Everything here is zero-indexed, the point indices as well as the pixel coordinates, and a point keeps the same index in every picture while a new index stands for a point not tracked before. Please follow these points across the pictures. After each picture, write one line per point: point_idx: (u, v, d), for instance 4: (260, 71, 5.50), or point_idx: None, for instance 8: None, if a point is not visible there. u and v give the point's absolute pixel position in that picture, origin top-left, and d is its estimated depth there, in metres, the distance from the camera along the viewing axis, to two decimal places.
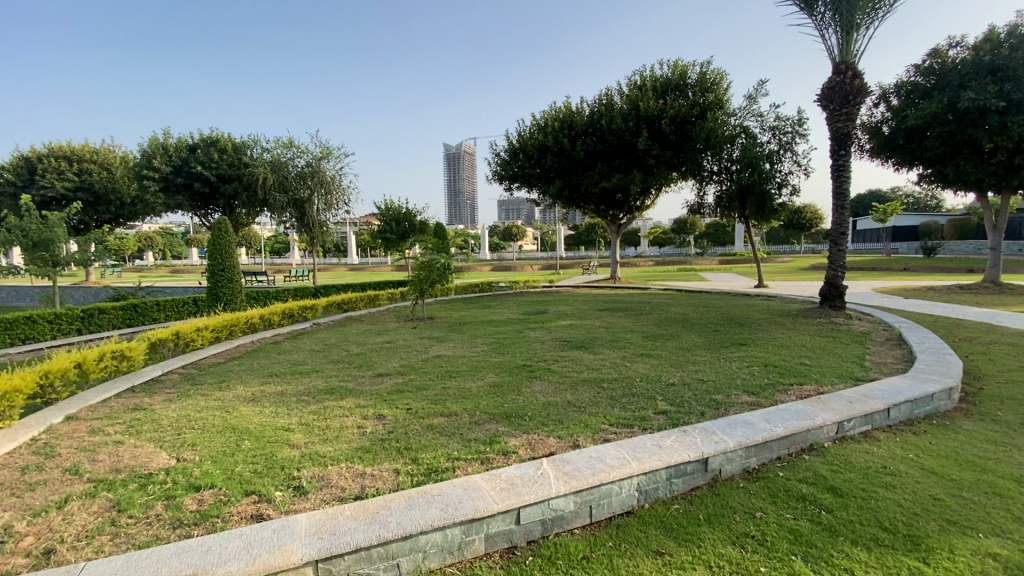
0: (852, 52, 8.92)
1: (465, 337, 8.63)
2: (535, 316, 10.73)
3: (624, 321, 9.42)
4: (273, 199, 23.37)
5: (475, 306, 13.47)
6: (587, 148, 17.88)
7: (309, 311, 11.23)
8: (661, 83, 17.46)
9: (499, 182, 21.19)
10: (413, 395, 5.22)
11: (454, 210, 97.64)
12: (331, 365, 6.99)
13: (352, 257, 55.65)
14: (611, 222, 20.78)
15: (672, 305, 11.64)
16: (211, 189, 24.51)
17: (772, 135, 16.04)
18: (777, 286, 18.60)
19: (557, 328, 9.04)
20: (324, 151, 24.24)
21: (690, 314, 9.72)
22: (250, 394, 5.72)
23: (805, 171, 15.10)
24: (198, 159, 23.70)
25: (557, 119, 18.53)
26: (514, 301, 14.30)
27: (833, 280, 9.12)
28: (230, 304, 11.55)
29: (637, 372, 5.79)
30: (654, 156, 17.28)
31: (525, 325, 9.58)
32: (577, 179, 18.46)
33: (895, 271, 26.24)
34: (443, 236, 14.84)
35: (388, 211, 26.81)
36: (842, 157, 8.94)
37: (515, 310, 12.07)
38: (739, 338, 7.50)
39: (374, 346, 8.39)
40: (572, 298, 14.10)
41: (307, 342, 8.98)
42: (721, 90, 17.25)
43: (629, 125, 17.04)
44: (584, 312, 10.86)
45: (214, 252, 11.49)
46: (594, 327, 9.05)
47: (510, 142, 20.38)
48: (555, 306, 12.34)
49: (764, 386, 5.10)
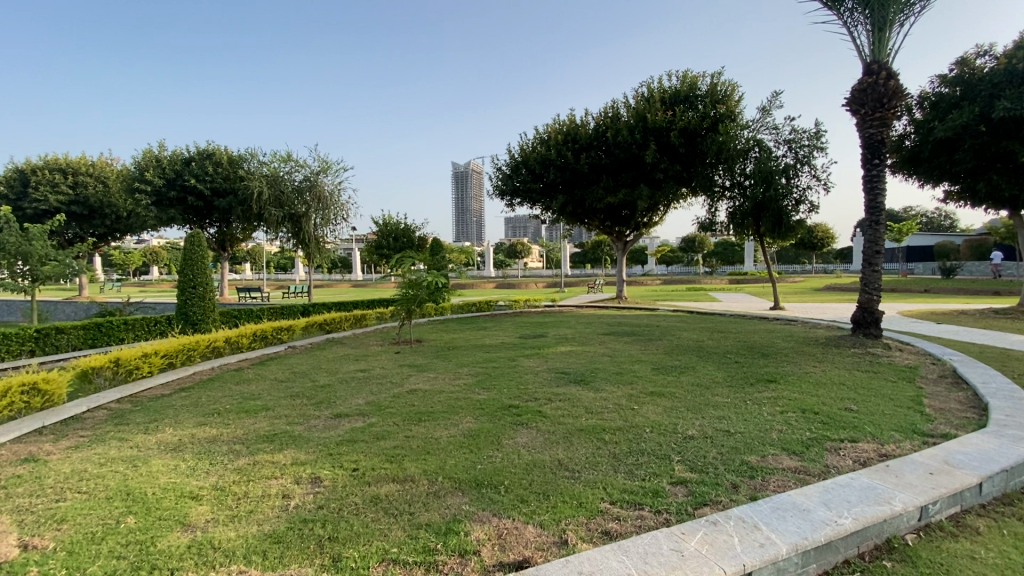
0: (886, 50, 7.97)
1: (449, 365, 7.61)
2: (532, 341, 9.70)
3: (631, 349, 8.37)
4: (268, 213, 22.74)
5: (469, 328, 12.44)
6: (591, 161, 17.00)
7: (284, 332, 10.25)
8: (669, 95, 16.64)
9: (500, 197, 20.34)
10: (367, 447, 4.20)
11: (460, 226, 97.37)
12: (287, 400, 6.01)
13: (354, 273, 55.05)
14: (617, 239, 19.80)
15: (684, 330, 10.57)
16: (205, 203, 23.98)
17: (788, 149, 15.12)
18: (795, 307, 17.45)
19: (554, 357, 7.98)
20: (322, 165, 23.67)
21: (705, 342, 8.66)
22: (174, 441, 4.73)
23: (824, 186, 14.11)
24: (192, 172, 23.15)
25: (560, 131, 17.71)
26: (511, 322, 13.27)
27: (868, 305, 8.04)
28: (200, 324, 10.61)
29: (646, 418, 4.74)
30: (662, 170, 16.35)
31: (519, 352, 8.54)
32: (581, 194, 17.57)
33: (917, 292, 24.98)
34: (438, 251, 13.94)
35: (387, 227, 26.05)
36: (876, 168, 7.93)
37: (511, 332, 11.07)
38: (765, 373, 6.44)
39: (346, 375, 7.40)
40: (574, 320, 13.04)
41: (273, 369, 8.01)
42: (733, 101, 16.38)
43: (636, 138, 16.15)
44: (587, 337, 9.82)
45: (185, 268, 10.63)
46: (597, 355, 8.01)
47: (512, 156, 19.62)
48: (555, 329, 11.30)
49: (808, 443, 4.03)
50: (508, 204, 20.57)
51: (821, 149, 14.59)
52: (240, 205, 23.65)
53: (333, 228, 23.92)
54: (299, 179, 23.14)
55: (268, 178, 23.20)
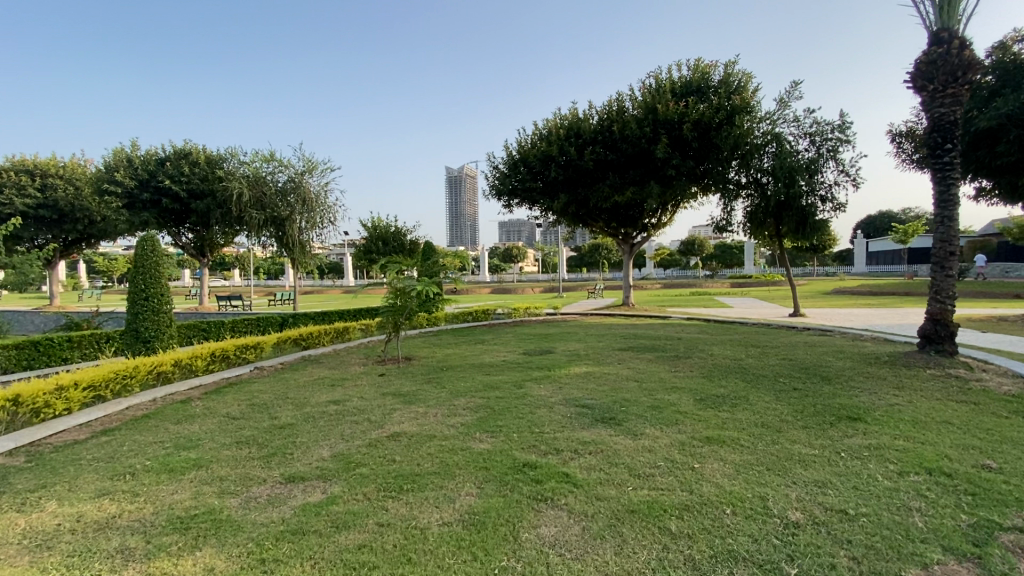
0: (956, 13, 6.58)
1: (442, 395, 6.24)
2: (539, 360, 8.34)
3: (659, 372, 7.02)
4: (249, 216, 21.32)
5: (466, 342, 11.05)
6: (596, 158, 15.67)
7: (250, 351, 8.85)
8: (680, 86, 15.27)
9: (497, 198, 19.03)
10: (319, 549, 2.82)
11: (455, 230, 96.00)
12: (231, 452, 4.62)
13: (346, 277, 53.50)
14: (623, 241, 18.47)
15: (713, 344, 9.24)
16: (181, 206, 22.49)
17: (811, 143, 13.93)
18: (816, 314, 16.26)
19: (569, 383, 6.61)
20: (307, 165, 22.31)
21: (746, 362, 7.35)
22: (49, 525, 3.33)
23: (853, 183, 12.92)
24: (167, 173, 21.64)
25: (562, 126, 16.40)
26: (512, 334, 11.91)
27: (941, 316, 6.76)
28: (152, 341, 9.13)
29: (714, 486, 3.41)
30: (674, 166, 15.03)
31: (527, 375, 7.17)
32: (584, 194, 16.25)
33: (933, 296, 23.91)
34: (431, 255, 12.57)
35: (378, 230, 24.61)
36: (948, 154, 6.60)
37: (513, 348, 9.75)
38: (838, 406, 5.14)
39: (316, 408, 6.02)
40: (582, 332, 11.69)
41: (229, 400, 6.63)
42: (750, 92, 14.98)
43: (645, 131, 14.81)
44: (602, 355, 8.46)
45: (135, 277, 9.21)
46: (621, 379, 6.68)
47: (509, 153, 18.29)
48: (564, 343, 9.94)
49: (976, 544, 2.71)
50: (506, 205, 19.25)
51: (849, 142, 13.33)
52: (218, 208, 22.16)
53: (319, 232, 22.48)
54: (283, 180, 21.88)
55: (250, 179, 21.82)
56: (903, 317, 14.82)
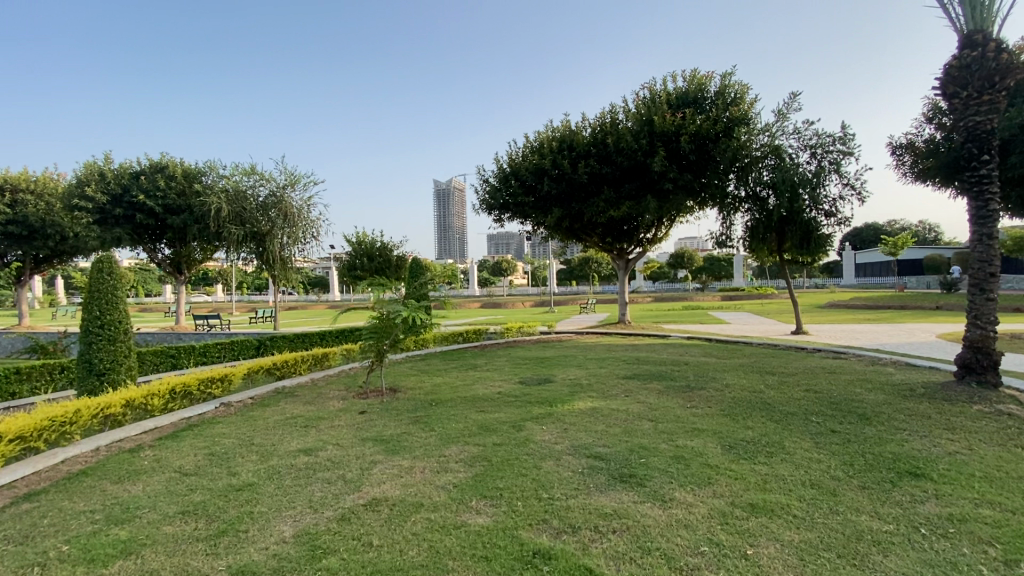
0: (991, 15, 6.08)
1: (431, 441, 5.43)
2: (538, 391, 7.57)
3: (674, 408, 6.30)
4: (228, 231, 20.44)
5: (456, 369, 10.22)
6: (591, 171, 15.05)
7: (216, 385, 7.95)
8: (676, 96, 14.69)
9: (488, 212, 18.30)
10: None
11: (443, 243, 94.99)
12: (172, 532, 3.76)
13: (333, 292, 52.39)
14: (618, 257, 17.74)
15: (724, 370, 8.54)
16: (157, 222, 21.46)
17: (812, 156, 13.50)
18: (819, 331, 15.75)
19: (574, 423, 5.84)
20: (290, 178, 21.54)
21: (767, 395, 6.66)
22: None
23: (859, 197, 12.47)
24: (141, 187, 20.55)
25: (555, 138, 15.78)
26: (506, 358, 11.10)
27: (982, 344, 6.19)
28: (107, 374, 8.18)
29: None
30: (671, 180, 14.39)
31: (525, 413, 6.39)
32: (579, 208, 15.59)
33: (929, 309, 23.66)
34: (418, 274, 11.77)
35: (362, 245, 23.78)
36: (986, 167, 6.07)
37: (508, 376, 8.97)
38: (892, 458, 4.45)
39: (283, 462, 5.17)
40: (581, 355, 10.94)
41: (185, 449, 5.75)
42: (747, 103, 14.49)
43: (642, 144, 14.20)
44: (607, 386, 7.70)
45: (88, 303, 8.26)
46: (632, 419, 5.93)
47: (500, 167, 17.63)
48: (563, 370, 9.17)
49: None
50: (497, 219, 18.56)
51: (852, 154, 12.90)
52: (195, 223, 21.17)
53: (301, 247, 21.64)
54: (264, 194, 21.13)
55: (230, 194, 20.96)
56: (909, 334, 14.36)
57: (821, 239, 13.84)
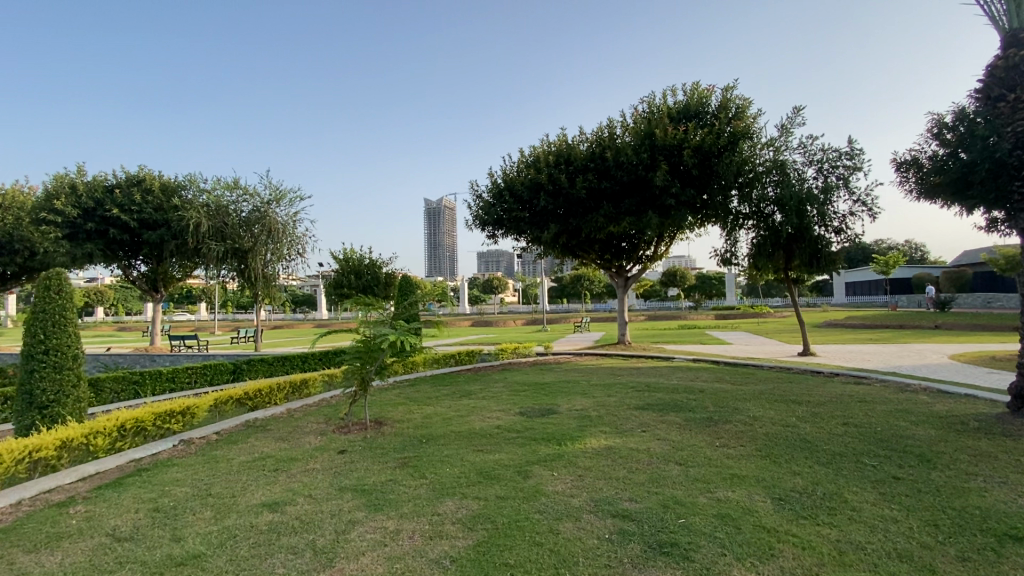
0: None
1: (422, 493, 4.57)
2: (542, 425, 6.74)
3: (700, 448, 5.51)
4: (207, 248, 19.48)
5: (449, 397, 9.34)
6: (589, 186, 14.40)
7: (176, 420, 6.97)
8: (677, 110, 14.19)
9: (481, 228, 17.59)
10: None
11: (433, 260, 94.12)
12: None
13: (320, 311, 51.04)
14: (616, 274, 16.99)
15: (745, 400, 7.77)
16: (132, 237, 20.38)
17: (819, 172, 13.05)
18: (826, 352, 15.14)
19: (590, 468, 5.02)
20: (275, 193, 20.74)
21: (803, 430, 5.90)
22: None
23: (870, 213, 11.99)
24: (115, 201, 19.53)
25: (551, 152, 15.20)
26: (503, 384, 10.22)
27: None
28: (50, 408, 7.18)
29: None
30: (673, 196, 13.80)
31: (530, 454, 5.55)
32: (577, 224, 14.90)
33: (927, 329, 23.35)
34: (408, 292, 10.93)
35: (349, 262, 22.83)
36: (1022, 182, 6.51)
37: (507, 406, 8.12)
38: (982, 516, 3.70)
39: (240, 521, 4.25)
40: (584, 381, 10.11)
41: (126, 503, 4.80)
42: (750, 118, 14.06)
43: (642, 158, 13.62)
44: (619, 419, 6.88)
45: (31, 326, 7.27)
46: (655, 462, 5.12)
47: (494, 182, 16.98)
48: (567, 399, 8.35)
49: None
50: (490, 236, 17.85)
51: (860, 169, 12.46)
52: (173, 239, 20.18)
53: (285, 264, 20.74)
54: (247, 210, 20.30)
55: (210, 209, 20.04)
56: (921, 356, 13.81)
57: (830, 256, 13.27)
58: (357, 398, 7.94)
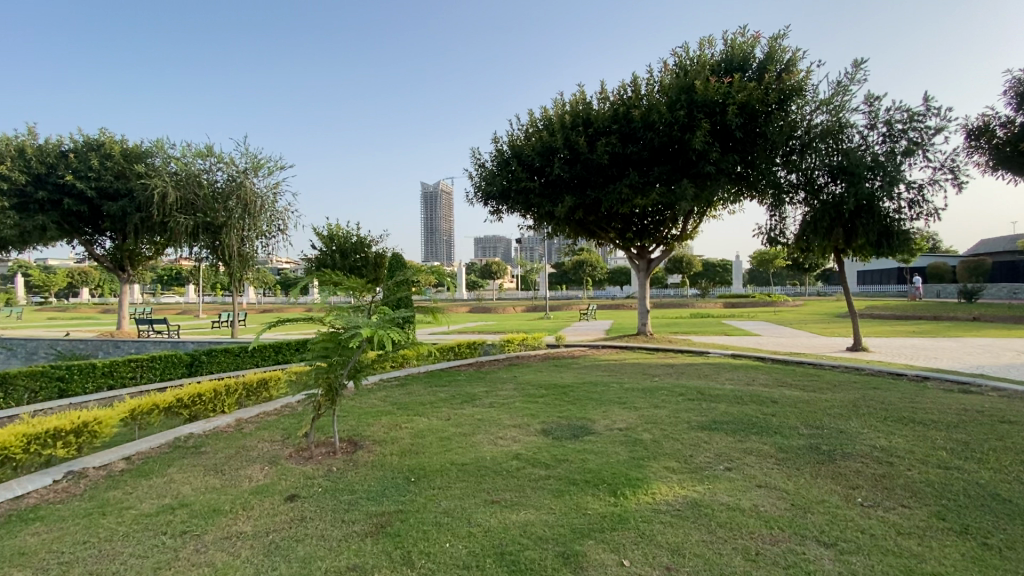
0: None
1: None
2: (581, 456, 4.76)
3: (840, 510, 3.57)
4: (176, 221, 17.40)
5: (446, 403, 7.35)
6: (612, 151, 12.32)
7: (62, 444, 4.96)
8: (717, 62, 12.05)
9: (483, 203, 15.49)
10: None
11: (430, 245, 91.79)
12: None
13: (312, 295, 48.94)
14: (638, 256, 14.98)
15: (845, 417, 5.82)
16: (92, 208, 18.16)
17: (887, 135, 11.05)
18: (877, 347, 13.26)
19: (681, 553, 3.06)
20: (252, 161, 18.67)
21: (979, 477, 3.96)
22: None
23: (954, 183, 10.03)
24: (70, 166, 17.27)
25: (567, 113, 13.06)
26: (514, 386, 8.23)
27: None
28: None
29: None
30: (713, 162, 11.72)
31: (575, 515, 3.58)
32: (597, 196, 12.84)
33: (964, 320, 21.59)
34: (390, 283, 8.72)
35: (335, 240, 20.69)
36: None
37: (523, 420, 6.15)
38: None
39: None
40: (615, 382, 8.14)
41: None
42: (802, 70, 11.93)
43: (678, 116, 11.49)
44: (687, 448, 4.91)
45: None
46: (788, 542, 3.16)
47: (500, 149, 14.85)
48: (603, 410, 6.38)
49: None
50: (494, 211, 15.75)
51: (941, 131, 10.44)
52: (137, 211, 17.98)
53: (265, 241, 18.88)
54: (221, 179, 18.29)
55: (180, 177, 17.90)
56: (993, 353, 11.95)
57: (901, 233, 11.29)
58: (320, 414, 5.65)
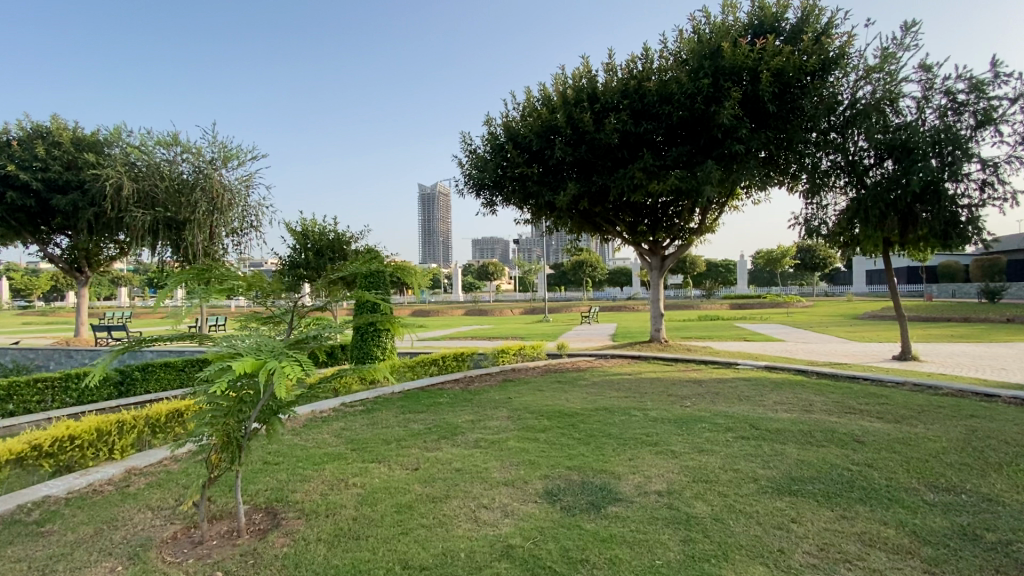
0: None
1: None
2: (609, 555, 2.98)
3: None
4: (132, 216, 15.64)
5: (418, 440, 5.56)
6: (622, 129, 10.59)
7: None
8: (743, 26, 10.35)
9: (476, 194, 13.74)
10: None
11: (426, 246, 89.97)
12: None
13: None
14: (650, 251, 13.27)
15: (983, 472, 4.04)
16: (41, 203, 16.37)
17: (947, 107, 9.38)
18: (925, 355, 11.55)
19: None
20: (221, 151, 17.03)
21: None
22: None
23: None
24: (13, 156, 15.43)
25: (569, 88, 11.33)
26: (508, 415, 6.44)
27: None
28: None
29: None
30: (742, 140, 10.01)
31: None
32: (605, 182, 11.12)
33: (997, 322, 19.91)
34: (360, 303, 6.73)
35: (312, 237, 18.99)
36: None
37: (519, 474, 4.37)
38: None
39: None
40: (637, 409, 6.35)
41: None
42: (843, 34, 10.21)
43: (701, 85, 9.76)
44: (775, 538, 3.14)
45: None
46: None
47: (492, 132, 13.09)
48: (628, 457, 4.61)
49: None
50: (487, 203, 13.99)
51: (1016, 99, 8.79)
52: (91, 206, 16.22)
53: (235, 239, 17.32)
54: (186, 170, 16.57)
55: (139, 168, 16.16)
56: None
57: (966, 221, 9.63)
58: (215, 477, 3.72)
